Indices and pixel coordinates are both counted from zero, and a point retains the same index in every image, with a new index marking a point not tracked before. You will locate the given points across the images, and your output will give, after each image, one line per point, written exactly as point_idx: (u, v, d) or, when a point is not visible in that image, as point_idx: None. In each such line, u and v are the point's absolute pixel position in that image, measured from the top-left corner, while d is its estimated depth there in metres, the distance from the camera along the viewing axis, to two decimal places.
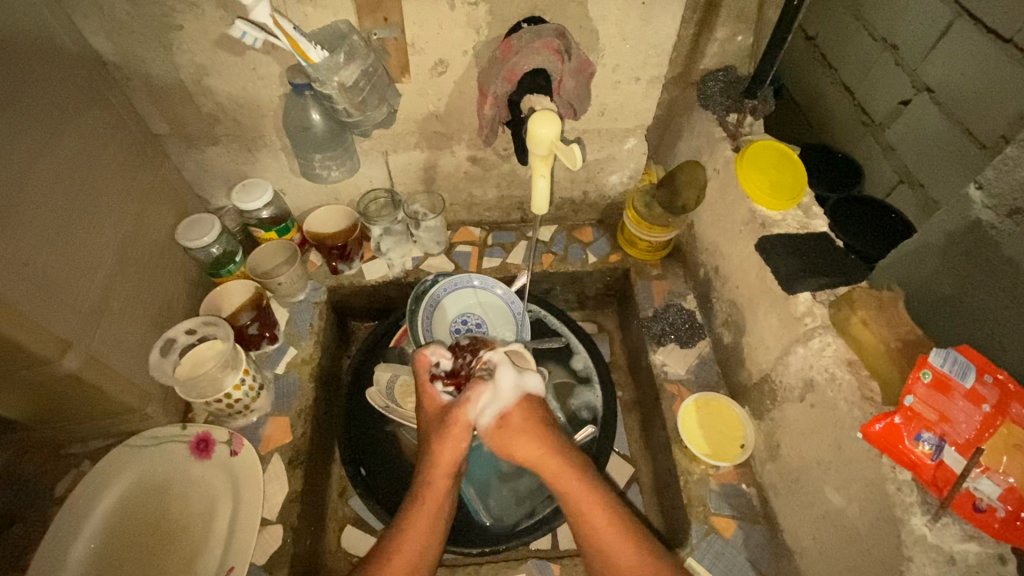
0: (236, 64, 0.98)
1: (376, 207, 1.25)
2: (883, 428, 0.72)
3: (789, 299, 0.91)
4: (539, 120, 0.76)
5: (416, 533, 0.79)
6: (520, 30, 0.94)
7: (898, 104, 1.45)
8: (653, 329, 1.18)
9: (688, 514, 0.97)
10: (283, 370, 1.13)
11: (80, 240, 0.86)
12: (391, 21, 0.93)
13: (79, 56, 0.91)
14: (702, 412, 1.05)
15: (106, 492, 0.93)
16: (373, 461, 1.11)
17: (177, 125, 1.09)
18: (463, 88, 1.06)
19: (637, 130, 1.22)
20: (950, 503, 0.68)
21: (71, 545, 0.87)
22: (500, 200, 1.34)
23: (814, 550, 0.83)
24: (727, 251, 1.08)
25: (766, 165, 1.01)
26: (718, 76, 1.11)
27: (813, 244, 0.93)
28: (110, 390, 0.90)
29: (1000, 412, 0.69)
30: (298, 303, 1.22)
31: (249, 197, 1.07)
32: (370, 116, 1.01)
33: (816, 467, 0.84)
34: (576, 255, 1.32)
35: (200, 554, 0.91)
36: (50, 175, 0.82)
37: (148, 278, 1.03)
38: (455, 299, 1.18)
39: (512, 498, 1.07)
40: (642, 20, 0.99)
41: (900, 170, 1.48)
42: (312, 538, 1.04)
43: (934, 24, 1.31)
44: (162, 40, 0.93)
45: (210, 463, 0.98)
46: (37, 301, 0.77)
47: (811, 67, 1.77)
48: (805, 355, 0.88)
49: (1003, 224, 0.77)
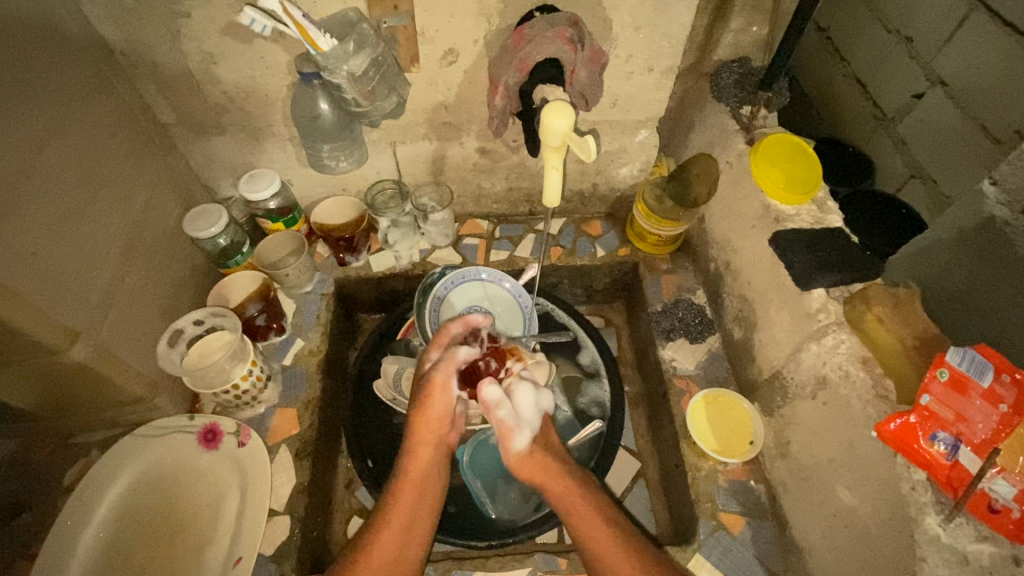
0: (244, 53, 0.97)
1: (383, 198, 1.23)
2: (898, 427, 0.71)
3: (802, 295, 0.90)
4: (552, 112, 0.75)
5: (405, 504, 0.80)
6: (532, 19, 0.92)
7: (911, 97, 1.42)
8: (661, 324, 1.17)
9: (696, 511, 0.96)
10: (290, 361, 1.13)
11: (87, 229, 0.85)
12: (400, 8, 0.91)
13: (85, 43, 0.90)
14: (711, 407, 1.04)
15: (115, 481, 0.93)
16: (381, 454, 1.11)
17: (184, 114, 1.08)
18: (473, 78, 1.05)
19: (648, 122, 1.20)
20: (965, 504, 0.67)
21: (81, 533, 0.88)
22: (508, 192, 1.32)
23: (823, 548, 0.83)
24: (739, 246, 1.07)
25: (779, 159, 1.00)
26: (732, 67, 1.10)
27: (827, 239, 0.91)
28: (118, 380, 0.90)
29: (1017, 412, 0.66)
30: (305, 295, 1.22)
31: (255, 187, 1.06)
32: (379, 106, 1.00)
33: (827, 466, 0.83)
34: (584, 249, 1.31)
35: (208, 543, 0.91)
36: (57, 163, 0.81)
37: (155, 268, 1.02)
38: (461, 292, 1.17)
39: (521, 495, 1.06)
40: (656, 10, 0.98)
41: (911, 164, 1.46)
42: (318, 529, 1.03)
43: (950, 15, 1.28)
44: (168, 26, 0.92)
45: (217, 454, 0.98)
46: (45, 290, 0.76)
47: (822, 58, 1.74)
48: (818, 352, 0.86)
49: (1017, 221, 0.76)
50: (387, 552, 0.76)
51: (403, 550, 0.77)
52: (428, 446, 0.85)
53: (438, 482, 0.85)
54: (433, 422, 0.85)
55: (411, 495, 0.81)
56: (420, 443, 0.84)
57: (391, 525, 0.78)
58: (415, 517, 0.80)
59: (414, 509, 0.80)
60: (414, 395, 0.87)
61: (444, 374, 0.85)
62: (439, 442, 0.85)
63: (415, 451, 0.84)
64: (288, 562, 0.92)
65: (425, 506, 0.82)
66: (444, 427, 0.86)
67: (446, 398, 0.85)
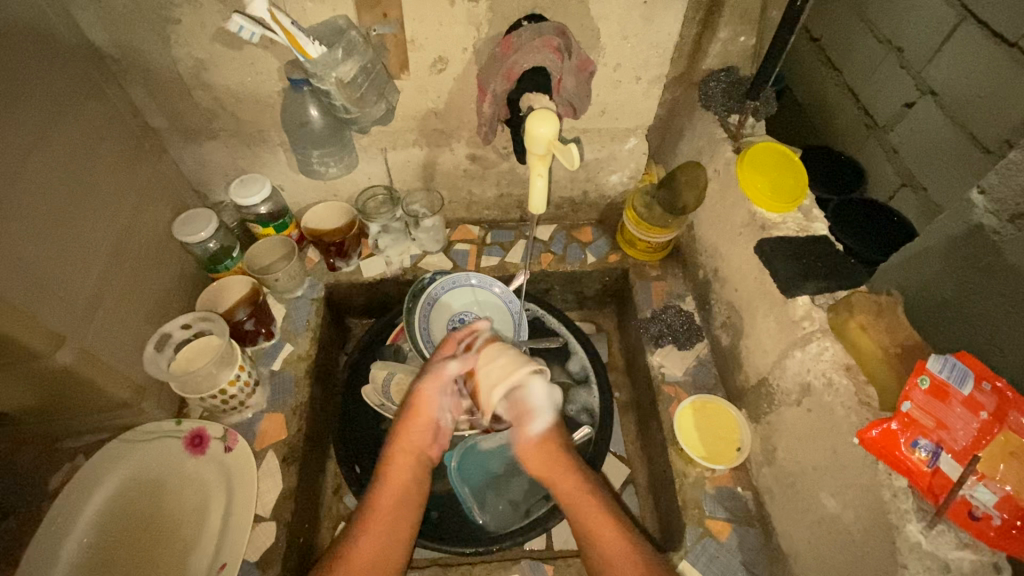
0: (235, 59, 0.98)
1: (374, 203, 1.25)
2: (880, 434, 0.72)
3: (787, 302, 0.91)
4: (536, 120, 0.76)
5: (385, 508, 0.81)
6: (520, 28, 0.93)
7: (902, 106, 1.44)
8: (651, 330, 1.18)
9: (683, 517, 0.96)
10: (279, 366, 1.13)
11: (74, 233, 0.85)
12: (390, 17, 0.92)
13: (75, 49, 0.91)
14: (698, 415, 1.05)
15: (100, 486, 0.92)
16: (368, 458, 1.10)
17: (175, 119, 1.09)
18: (463, 85, 1.06)
19: (637, 130, 1.21)
20: (946, 511, 0.67)
21: (64, 538, 0.87)
22: (499, 199, 1.33)
23: (808, 554, 0.83)
24: (727, 253, 1.07)
25: (766, 166, 1.00)
26: (720, 77, 1.11)
27: (812, 247, 0.93)
28: (104, 385, 0.90)
29: (997, 419, 0.67)
30: (295, 299, 1.22)
31: (246, 192, 1.07)
32: (368, 112, 1.00)
33: (812, 473, 0.83)
34: (575, 255, 1.32)
35: (192, 551, 0.90)
36: (46, 167, 0.81)
37: (144, 272, 1.02)
38: (451, 298, 1.18)
39: (506, 502, 1.06)
40: (644, 20, 0.99)
41: (903, 173, 1.46)
42: (305, 534, 1.03)
43: (940, 27, 1.30)
44: (160, 33, 0.93)
45: (204, 459, 0.98)
46: (31, 295, 0.76)
47: (815, 68, 1.76)
48: (803, 359, 0.87)
49: (1004, 229, 0.73)
50: (370, 551, 0.76)
51: (387, 549, 0.78)
52: (407, 454, 0.87)
53: (420, 488, 0.86)
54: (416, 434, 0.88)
55: (392, 500, 0.82)
56: (397, 449, 0.87)
57: (372, 529, 0.79)
58: (396, 519, 0.81)
59: (394, 510, 0.82)
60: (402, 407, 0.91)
61: (428, 387, 0.90)
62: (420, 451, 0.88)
63: (394, 456, 0.86)
64: (273, 568, 0.91)
65: (407, 508, 0.83)
66: (426, 437, 0.89)
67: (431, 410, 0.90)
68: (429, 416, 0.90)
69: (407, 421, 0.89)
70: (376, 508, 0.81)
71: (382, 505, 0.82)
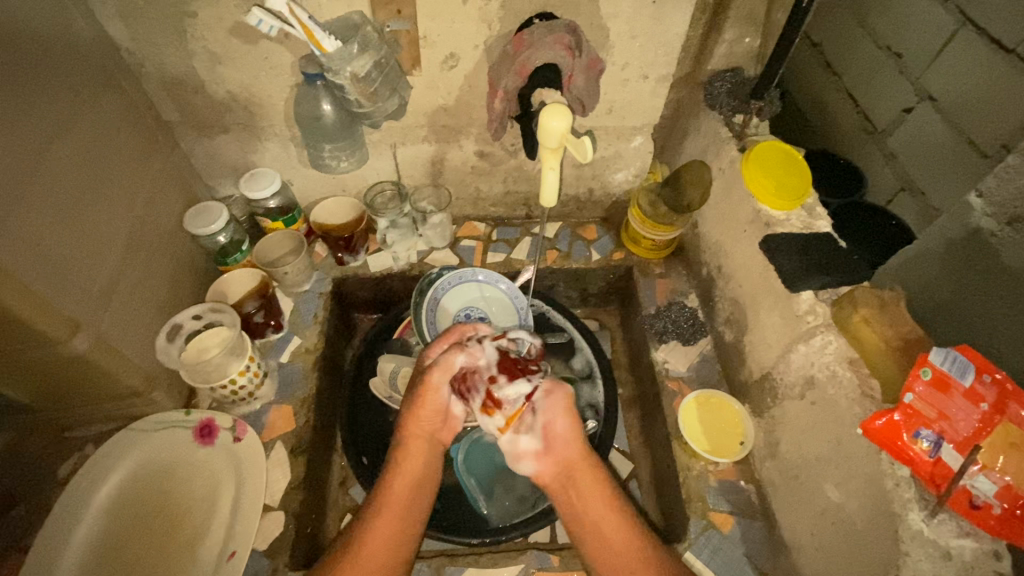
0: (250, 53, 0.99)
1: (382, 199, 1.25)
2: (883, 424, 0.73)
3: (791, 298, 0.92)
4: (550, 113, 0.78)
5: (400, 495, 0.82)
6: (531, 26, 0.95)
7: (902, 111, 1.46)
8: (655, 326, 1.19)
9: (687, 509, 0.98)
10: (287, 358, 1.14)
11: (91, 222, 0.87)
12: (404, 13, 0.94)
13: (94, 42, 0.92)
14: (702, 409, 1.06)
15: (110, 475, 0.93)
16: (375, 450, 1.12)
17: (188, 112, 1.10)
18: (474, 82, 1.07)
19: (643, 129, 1.23)
20: (947, 500, 0.68)
21: (73, 527, 0.88)
22: (505, 196, 1.35)
23: (811, 545, 0.84)
24: (731, 251, 1.09)
25: (771, 166, 1.02)
26: (725, 77, 1.13)
27: (817, 244, 0.94)
28: (117, 373, 0.90)
29: (998, 410, 0.69)
30: (304, 293, 1.23)
31: (257, 185, 1.08)
32: (382, 108, 1.02)
33: (815, 464, 0.85)
34: (579, 253, 1.33)
35: (201, 538, 0.91)
36: (64, 157, 0.83)
37: (156, 263, 1.03)
38: (457, 293, 1.20)
39: (512, 494, 1.08)
40: (653, 20, 1.01)
41: (901, 176, 1.49)
42: (312, 525, 1.04)
43: (939, 32, 1.32)
44: (177, 26, 0.94)
45: (213, 449, 0.98)
46: (49, 281, 0.77)
47: (815, 73, 1.78)
48: (806, 353, 0.89)
49: (1003, 233, 0.77)
50: (383, 538, 0.77)
51: (400, 535, 0.78)
52: (419, 438, 0.88)
53: (432, 473, 0.87)
54: (422, 418, 0.88)
55: (404, 489, 0.83)
56: (411, 435, 0.87)
57: (385, 517, 0.79)
58: (409, 508, 0.82)
59: (409, 499, 0.82)
60: (410, 393, 0.90)
61: (438, 377, 0.88)
62: (431, 436, 0.89)
63: (407, 441, 0.87)
64: (282, 557, 0.92)
65: (419, 499, 0.84)
66: (436, 420, 0.89)
67: (441, 397, 0.89)
68: (437, 403, 0.89)
69: (417, 405, 0.88)
70: (389, 493, 0.82)
71: (396, 491, 0.82)
